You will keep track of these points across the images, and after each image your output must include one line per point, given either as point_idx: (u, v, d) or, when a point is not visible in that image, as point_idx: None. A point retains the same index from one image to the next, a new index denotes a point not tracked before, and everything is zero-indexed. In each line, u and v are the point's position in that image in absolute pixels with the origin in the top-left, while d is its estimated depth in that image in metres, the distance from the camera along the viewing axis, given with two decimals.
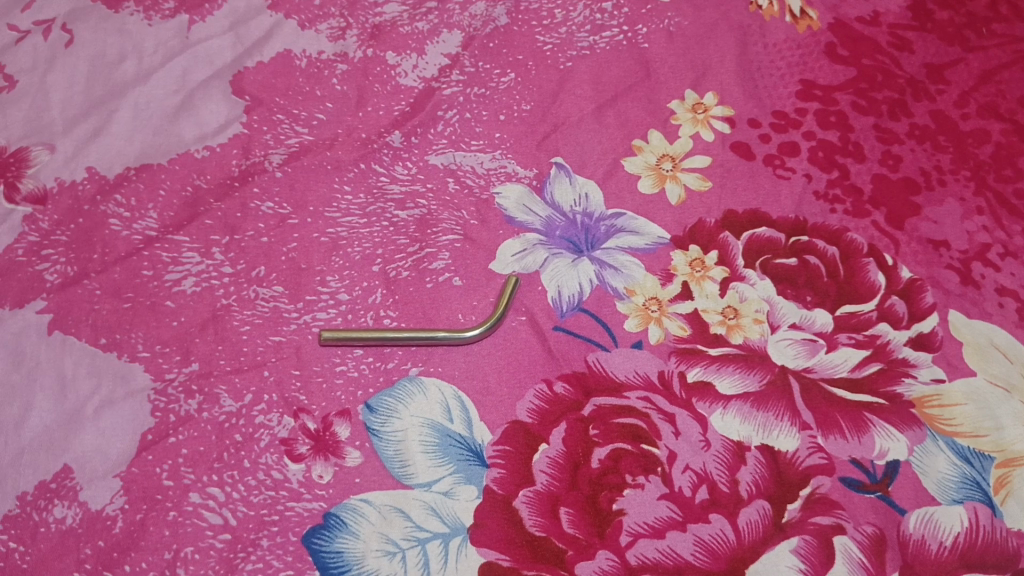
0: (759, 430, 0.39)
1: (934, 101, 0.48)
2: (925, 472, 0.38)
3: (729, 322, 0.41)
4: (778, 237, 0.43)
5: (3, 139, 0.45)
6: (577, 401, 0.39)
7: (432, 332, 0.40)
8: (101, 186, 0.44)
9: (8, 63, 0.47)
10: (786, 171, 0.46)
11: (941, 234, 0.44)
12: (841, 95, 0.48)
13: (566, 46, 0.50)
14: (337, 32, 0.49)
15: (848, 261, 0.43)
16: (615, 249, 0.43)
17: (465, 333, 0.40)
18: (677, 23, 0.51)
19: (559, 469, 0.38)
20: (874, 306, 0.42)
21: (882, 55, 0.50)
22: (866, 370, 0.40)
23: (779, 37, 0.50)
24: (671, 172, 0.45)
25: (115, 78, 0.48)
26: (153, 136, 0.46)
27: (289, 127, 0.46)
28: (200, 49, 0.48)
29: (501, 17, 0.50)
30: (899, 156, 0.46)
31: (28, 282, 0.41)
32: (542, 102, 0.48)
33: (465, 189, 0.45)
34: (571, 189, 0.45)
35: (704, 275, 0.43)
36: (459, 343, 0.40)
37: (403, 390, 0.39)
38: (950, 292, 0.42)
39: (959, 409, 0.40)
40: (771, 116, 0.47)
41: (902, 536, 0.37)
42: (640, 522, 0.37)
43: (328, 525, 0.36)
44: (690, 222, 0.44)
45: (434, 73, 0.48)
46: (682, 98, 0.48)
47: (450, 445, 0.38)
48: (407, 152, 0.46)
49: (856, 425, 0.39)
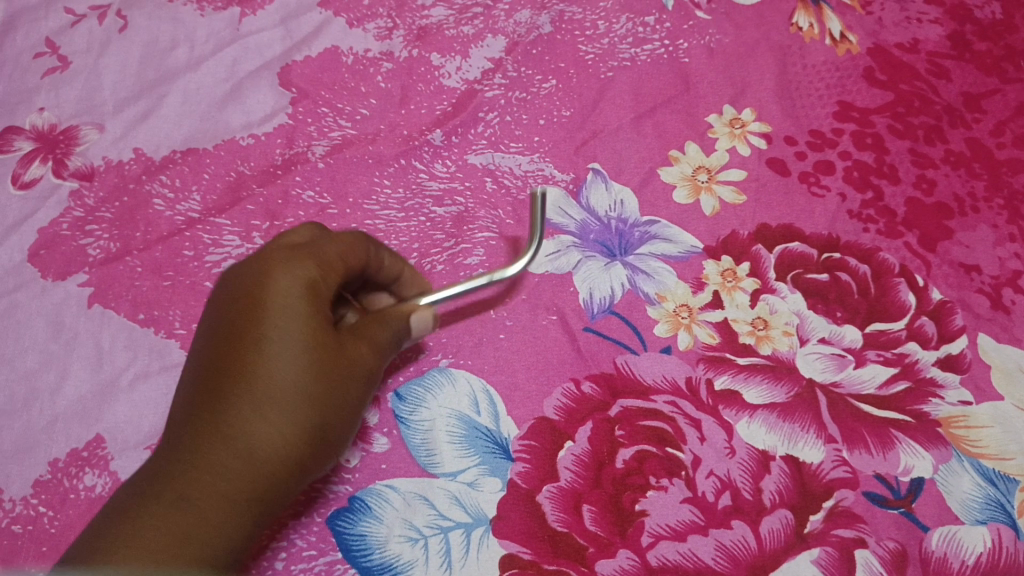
0: (785, 440, 0.39)
1: (970, 129, 0.48)
2: (950, 492, 0.38)
3: (759, 333, 0.42)
4: (810, 253, 0.44)
5: (54, 117, 0.47)
6: (604, 401, 0.40)
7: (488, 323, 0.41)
8: (147, 167, 0.45)
9: (63, 45, 0.49)
10: (821, 189, 0.46)
11: (973, 259, 0.44)
12: (878, 118, 0.48)
13: (607, 56, 0.50)
14: (384, 32, 0.50)
15: (879, 280, 0.43)
16: (648, 255, 0.44)
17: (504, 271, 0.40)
18: (718, 39, 0.51)
19: (583, 466, 0.38)
20: (904, 325, 0.42)
21: (920, 82, 0.50)
22: (894, 388, 0.40)
23: (819, 59, 0.51)
24: (706, 183, 0.46)
25: (166, 64, 0.49)
26: (199, 122, 0.47)
27: (333, 121, 0.47)
28: (249, 41, 0.49)
29: (545, 26, 0.51)
30: (933, 180, 0.47)
31: (72, 255, 0.42)
32: (582, 109, 0.48)
33: (503, 189, 0.46)
34: (607, 194, 0.46)
35: (735, 286, 0.43)
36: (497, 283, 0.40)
37: (432, 380, 0.40)
38: (979, 316, 0.43)
39: (985, 432, 0.40)
40: (807, 135, 0.48)
41: (924, 553, 0.37)
42: (662, 524, 0.37)
43: (353, 508, 0.37)
44: (724, 234, 0.45)
45: (477, 75, 0.49)
46: (720, 113, 0.49)
47: (476, 437, 0.39)
48: (447, 151, 0.47)
49: (881, 441, 0.39)
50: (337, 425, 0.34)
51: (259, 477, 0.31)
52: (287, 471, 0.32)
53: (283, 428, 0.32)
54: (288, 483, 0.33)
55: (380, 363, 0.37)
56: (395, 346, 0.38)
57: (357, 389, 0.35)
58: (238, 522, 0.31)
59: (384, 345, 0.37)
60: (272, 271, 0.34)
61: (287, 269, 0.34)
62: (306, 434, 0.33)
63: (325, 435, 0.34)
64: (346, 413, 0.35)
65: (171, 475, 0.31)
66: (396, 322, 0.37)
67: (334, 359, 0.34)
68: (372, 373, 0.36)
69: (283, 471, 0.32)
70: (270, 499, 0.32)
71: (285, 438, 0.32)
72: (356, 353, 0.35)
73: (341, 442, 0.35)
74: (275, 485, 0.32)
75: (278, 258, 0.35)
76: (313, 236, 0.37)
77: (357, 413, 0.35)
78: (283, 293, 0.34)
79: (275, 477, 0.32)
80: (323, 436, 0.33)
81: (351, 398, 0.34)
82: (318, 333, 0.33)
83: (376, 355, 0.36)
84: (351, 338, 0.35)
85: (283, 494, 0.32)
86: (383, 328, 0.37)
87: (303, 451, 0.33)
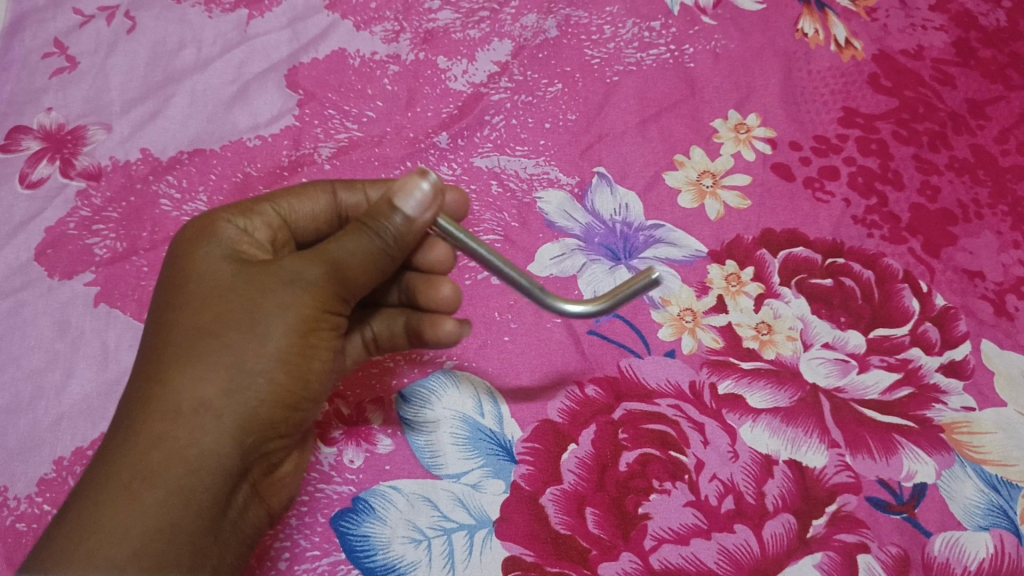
0: (788, 445, 0.39)
1: (974, 135, 0.49)
2: (953, 497, 0.38)
3: (762, 338, 0.42)
4: (814, 258, 0.44)
5: (61, 117, 0.47)
6: (608, 404, 0.40)
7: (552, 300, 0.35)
8: (154, 167, 0.45)
9: (71, 45, 0.49)
10: (825, 194, 0.46)
11: (977, 265, 0.44)
12: (883, 124, 0.49)
13: (613, 60, 0.50)
14: (391, 35, 0.50)
15: (883, 286, 0.43)
16: (653, 259, 0.44)
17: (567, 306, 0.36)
18: (723, 45, 0.51)
19: (587, 469, 0.38)
20: (907, 331, 0.42)
21: (924, 88, 0.50)
22: (897, 393, 0.40)
23: (824, 65, 0.51)
24: (711, 188, 0.46)
25: (173, 65, 0.49)
26: (206, 123, 0.47)
27: (340, 123, 0.47)
28: (257, 43, 0.50)
29: (552, 30, 0.51)
30: (938, 187, 0.47)
31: (78, 254, 0.42)
32: (587, 113, 0.49)
33: (508, 192, 0.46)
34: (612, 198, 0.46)
35: (739, 290, 0.43)
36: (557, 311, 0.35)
37: (437, 382, 0.40)
38: (983, 322, 0.43)
39: (989, 438, 0.40)
40: (812, 140, 0.48)
41: (926, 558, 0.37)
42: (665, 527, 0.37)
43: (357, 508, 0.37)
44: (728, 238, 0.45)
45: (483, 78, 0.49)
46: (725, 118, 0.49)
47: (480, 439, 0.39)
48: (453, 154, 0.47)
49: (885, 446, 0.39)
50: (269, 363, 0.34)
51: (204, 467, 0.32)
52: (221, 417, 0.33)
53: (185, 377, 0.33)
54: (230, 430, 0.33)
55: (337, 292, 0.35)
56: (374, 265, 0.35)
57: (289, 323, 0.34)
58: (182, 480, 0.32)
59: (350, 271, 0.35)
60: (211, 236, 0.37)
61: (224, 236, 0.37)
62: (190, 393, 0.33)
63: (255, 373, 0.33)
64: (285, 348, 0.34)
65: (126, 441, 0.32)
66: (367, 229, 0.35)
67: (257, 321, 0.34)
68: (315, 307, 0.34)
69: (215, 415, 0.33)
70: (208, 447, 0.32)
71: (212, 380, 0.33)
72: (287, 274, 0.34)
73: (293, 379, 0.34)
74: (136, 456, 0.32)
75: (218, 223, 0.37)
76: (262, 207, 0.39)
77: (308, 348, 0.35)
78: (209, 259, 0.36)
79: (206, 424, 0.32)
80: (166, 394, 0.33)
81: (285, 334, 0.34)
82: (235, 284, 0.35)
83: (324, 282, 0.34)
84: (292, 262, 0.35)
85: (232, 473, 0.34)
86: (339, 250, 0.35)
87: (204, 395, 0.33)
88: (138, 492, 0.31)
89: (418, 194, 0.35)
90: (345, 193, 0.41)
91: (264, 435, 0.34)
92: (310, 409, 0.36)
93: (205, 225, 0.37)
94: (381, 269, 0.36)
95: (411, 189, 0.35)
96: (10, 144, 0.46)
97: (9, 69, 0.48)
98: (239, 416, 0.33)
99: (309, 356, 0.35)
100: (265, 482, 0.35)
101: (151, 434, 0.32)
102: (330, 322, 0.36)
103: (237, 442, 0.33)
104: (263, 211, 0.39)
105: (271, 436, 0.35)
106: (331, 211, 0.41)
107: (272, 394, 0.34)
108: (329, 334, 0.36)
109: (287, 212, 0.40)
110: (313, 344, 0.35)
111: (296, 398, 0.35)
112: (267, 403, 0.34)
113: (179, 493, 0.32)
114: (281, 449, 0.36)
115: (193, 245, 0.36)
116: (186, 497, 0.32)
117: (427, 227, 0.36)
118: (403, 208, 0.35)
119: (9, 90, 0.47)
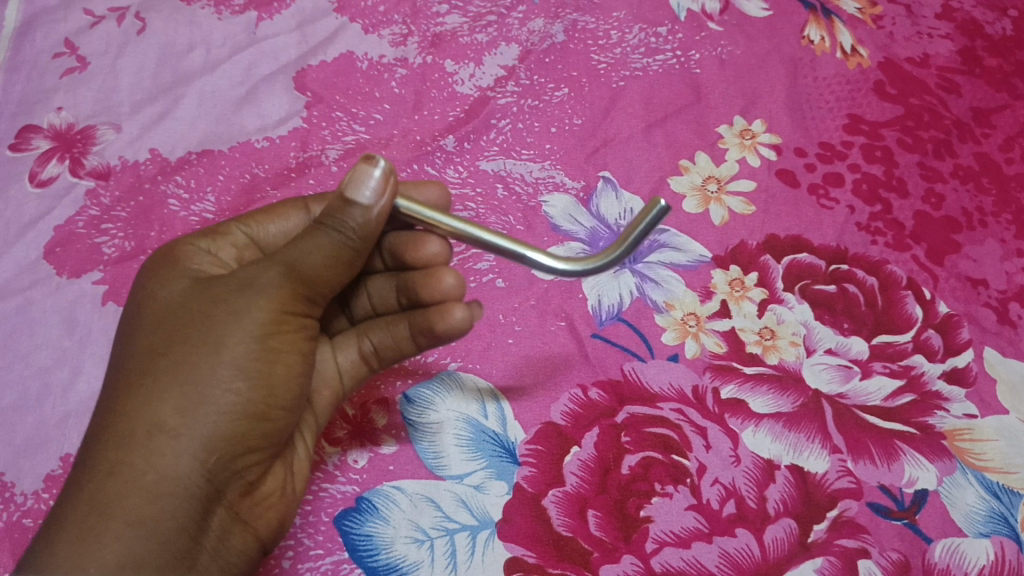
0: (790, 450, 0.39)
1: (979, 144, 0.49)
2: (954, 504, 0.38)
3: (766, 343, 0.42)
4: (818, 264, 0.44)
5: (71, 117, 0.47)
6: (611, 407, 0.40)
7: (527, 249, 0.33)
8: (162, 167, 0.46)
9: (82, 46, 0.49)
10: (830, 201, 0.46)
11: (980, 273, 0.44)
12: (888, 132, 0.49)
13: (620, 65, 0.51)
14: (399, 38, 0.51)
15: (886, 293, 0.43)
16: (657, 264, 0.44)
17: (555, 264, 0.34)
18: (729, 51, 0.52)
19: (589, 472, 0.38)
20: (910, 337, 0.42)
21: (929, 96, 0.50)
22: (899, 400, 0.41)
23: (830, 72, 0.51)
24: (715, 194, 0.46)
25: (182, 66, 0.49)
26: (215, 124, 0.47)
27: (347, 125, 0.48)
28: (266, 46, 0.50)
29: (558, 35, 0.52)
30: (942, 194, 0.47)
31: (87, 253, 0.43)
32: (593, 117, 0.49)
33: (514, 195, 0.46)
34: (617, 202, 0.46)
35: (743, 295, 0.43)
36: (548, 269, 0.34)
37: (441, 383, 0.41)
38: (986, 330, 0.43)
39: (990, 445, 0.40)
40: (817, 147, 0.48)
41: (927, 564, 0.37)
42: (667, 530, 0.37)
43: (360, 508, 0.37)
44: (732, 244, 0.45)
45: (490, 82, 0.50)
46: (730, 123, 0.49)
47: (483, 441, 0.39)
48: (459, 157, 0.47)
49: (886, 452, 0.39)
50: (227, 373, 0.32)
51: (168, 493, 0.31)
52: (177, 438, 0.31)
53: (138, 399, 0.31)
54: (190, 450, 0.31)
55: (296, 293, 0.33)
56: (338, 259, 0.33)
57: (245, 328, 0.32)
58: (142, 510, 0.30)
59: (309, 269, 0.33)
60: (172, 260, 0.36)
61: (185, 258, 0.36)
62: (146, 414, 0.31)
63: (212, 386, 0.32)
64: (244, 355, 0.32)
65: (84, 476, 0.31)
66: (326, 226, 0.33)
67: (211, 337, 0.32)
68: (273, 310, 0.33)
69: (171, 437, 0.31)
70: (168, 472, 0.31)
71: (166, 399, 0.31)
72: (243, 284, 0.33)
73: (256, 387, 0.32)
74: (92, 488, 0.30)
75: (183, 248, 0.37)
76: (228, 228, 0.39)
77: (269, 353, 0.33)
78: (168, 281, 0.35)
79: (163, 447, 0.31)
80: (120, 419, 0.31)
81: (242, 340, 0.32)
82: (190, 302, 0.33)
83: (281, 284, 0.33)
84: (246, 272, 0.33)
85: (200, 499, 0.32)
86: (297, 251, 0.33)
87: (159, 415, 0.31)
88: (97, 525, 0.30)
89: (370, 181, 0.32)
90: (317, 206, 0.40)
91: (232, 454, 0.32)
92: (285, 421, 0.34)
93: (171, 250, 0.37)
94: (347, 263, 0.34)
95: (363, 179, 0.32)
96: (20, 143, 0.46)
97: (20, 68, 0.48)
98: (198, 435, 0.31)
99: (272, 362, 0.33)
100: (243, 504, 0.34)
101: (105, 464, 0.31)
102: (294, 323, 0.34)
103: (200, 463, 0.31)
104: (231, 233, 0.39)
105: (241, 454, 0.33)
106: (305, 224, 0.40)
107: (235, 406, 0.32)
108: (294, 337, 0.34)
109: (255, 231, 0.39)
110: (275, 347, 0.33)
111: (264, 409, 0.33)
112: (230, 416, 0.32)
113: (142, 525, 0.30)
114: (256, 467, 0.34)
115: (156, 269, 0.36)
116: (148, 528, 0.31)
117: (387, 212, 0.33)
118: (357, 199, 0.32)
119: (19, 90, 0.48)
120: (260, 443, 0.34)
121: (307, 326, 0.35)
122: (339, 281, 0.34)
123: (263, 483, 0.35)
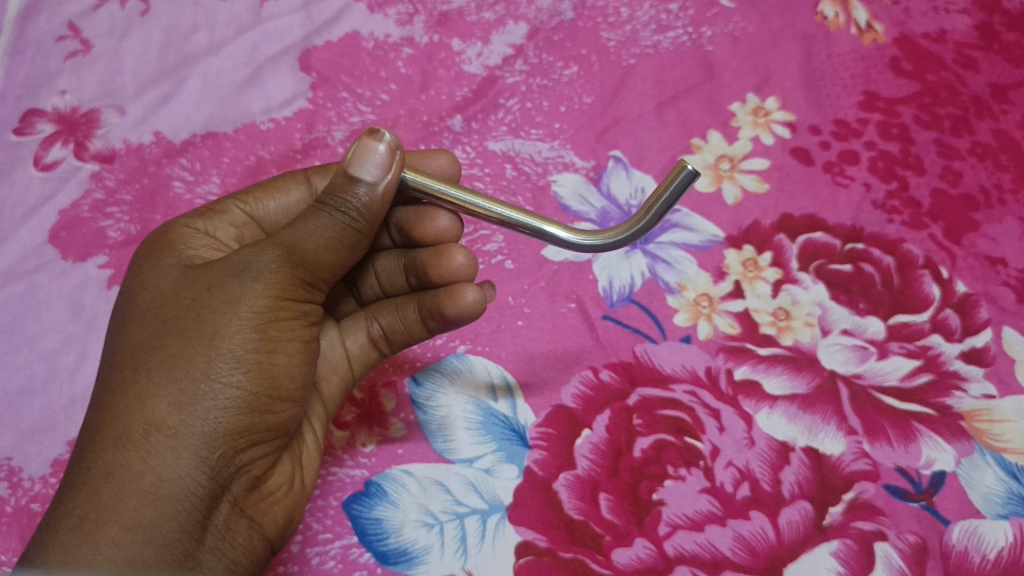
0: (805, 432, 0.38)
1: (997, 120, 0.48)
2: (971, 485, 0.38)
3: (780, 324, 0.41)
4: (833, 243, 0.43)
5: (75, 100, 0.47)
6: (622, 390, 0.39)
7: (545, 222, 0.35)
8: (167, 150, 0.45)
9: (85, 28, 0.49)
10: (845, 179, 0.45)
11: (999, 252, 0.44)
12: (904, 109, 0.48)
13: (630, 43, 0.50)
14: (405, 17, 0.50)
15: (902, 273, 0.43)
16: (669, 244, 0.43)
17: (580, 241, 0.35)
18: (742, 27, 0.51)
19: (601, 455, 0.38)
20: (927, 317, 0.41)
21: (947, 72, 0.49)
22: (917, 380, 0.40)
23: (845, 48, 0.50)
24: (728, 172, 0.46)
25: (187, 48, 0.49)
26: (220, 105, 0.47)
27: (353, 106, 0.47)
28: (271, 26, 0.49)
29: (568, 12, 0.51)
30: (960, 172, 0.46)
31: (92, 237, 0.42)
32: (603, 96, 0.48)
33: (523, 175, 0.45)
34: (628, 182, 0.45)
35: (757, 276, 0.43)
36: (569, 245, 0.35)
37: (450, 366, 0.40)
38: (1005, 309, 0.42)
39: (1010, 426, 0.39)
40: (832, 125, 0.47)
41: (945, 547, 0.36)
42: (680, 514, 0.36)
43: (369, 492, 0.37)
44: (746, 223, 0.44)
45: (498, 61, 0.49)
46: (743, 101, 0.48)
47: (493, 424, 0.39)
48: (467, 137, 0.46)
49: (904, 434, 0.39)
50: (225, 366, 0.31)
51: (167, 493, 0.30)
52: (176, 436, 0.31)
53: (133, 398, 0.31)
54: (189, 448, 0.31)
55: (295, 277, 0.33)
56: (341, 241, 0.33)
57: (242, 318, 0.32)
58: (141, 513, 0.30)
59: (309, 251, 0.32)
60: (168, 246, 0.36)
61: (181, 244, 0.36)
62: (142, 414, 0.31)
63: (210, 380, 0.31)
64: (241, 347, 0.32)
65: (80, 479, 0.30)
66: (328, 206, 0.33)
67: (208, 328, 0.32)
68: (271, 298, 0.32)
69: (169, 436, 0.30)
70: (168, 472, 0.30)
71: (163, 397, 0.31)
72: (238, 270, 0.32)
73: (257, 379, 0.32)
74: (89, 491, 0.30)
75: (180, 233, 0.36)
76: (225, 207, 0.38)
77: (268, 343, 0.32)
78: (162, 270, 0.34)
79: (162, 447, 0.30)
80: (116, 419, 0.31)
81: (239, 331, 0.32)
82: (183, 292, 0.33)
83: (280, 268, 0.32)
84: (242, 256, 0.33)
85: (202, 499, 0.31)
86: (296, 232, 0.32)
87: (155, 414, 0.31)
88: (94, 530, 0.29)
89: (375, 157, 0.32)
90: (319, 179, 0.40)
91: (235, 448, 0.32)
92: (288, 411, 0.34)
93: (168, 235, 0.36)
94: (350, 246, 0.33)
95: (366, 154, 0.32)
96: (24, 127, 0.46)
97: (23, 52, 0.48)
98: (198, 431, 0.31)
99: (271, 352, 0.33)
100: (250, 500, 0.33)
101: (102, 466, 0.30)
102: (294, 309, 0.33)
103: (202, 461, 0.31)
104: (228, 211, 0.39)
105: (244, 448, 0.32)
106: (306, 199, 0.40)
107: (235, 400, 0.32)
108: (294, 325, 0.33)
109: (254, 209, 0.39)
110: (273, 337, 0.33)
111: (265, 401, 0.32)
112: (230, 411, 0.31)
113: (141, 529, 0.30)
114: (262, 460, 0.34)
115: (152, 254, 0.35)
116: (148, 530, 0.30)
117: (394, 188, 0.33)
118: (363, 176, 0.32)
119: (23, 73, 0.47)
120: (263, 436, 0.33)
121: (308, 311, 0.34)
122: (340, 264, 0.34)
123: (269, 477, 0.34)
